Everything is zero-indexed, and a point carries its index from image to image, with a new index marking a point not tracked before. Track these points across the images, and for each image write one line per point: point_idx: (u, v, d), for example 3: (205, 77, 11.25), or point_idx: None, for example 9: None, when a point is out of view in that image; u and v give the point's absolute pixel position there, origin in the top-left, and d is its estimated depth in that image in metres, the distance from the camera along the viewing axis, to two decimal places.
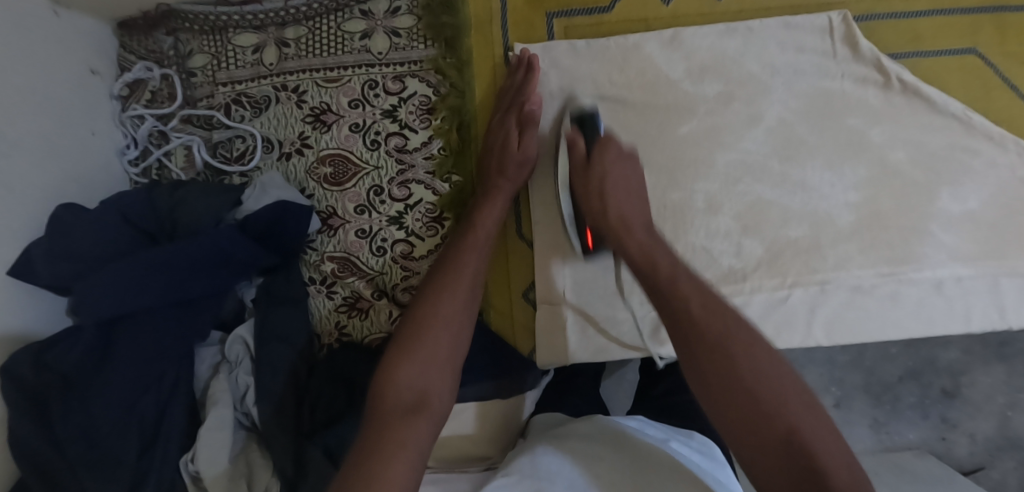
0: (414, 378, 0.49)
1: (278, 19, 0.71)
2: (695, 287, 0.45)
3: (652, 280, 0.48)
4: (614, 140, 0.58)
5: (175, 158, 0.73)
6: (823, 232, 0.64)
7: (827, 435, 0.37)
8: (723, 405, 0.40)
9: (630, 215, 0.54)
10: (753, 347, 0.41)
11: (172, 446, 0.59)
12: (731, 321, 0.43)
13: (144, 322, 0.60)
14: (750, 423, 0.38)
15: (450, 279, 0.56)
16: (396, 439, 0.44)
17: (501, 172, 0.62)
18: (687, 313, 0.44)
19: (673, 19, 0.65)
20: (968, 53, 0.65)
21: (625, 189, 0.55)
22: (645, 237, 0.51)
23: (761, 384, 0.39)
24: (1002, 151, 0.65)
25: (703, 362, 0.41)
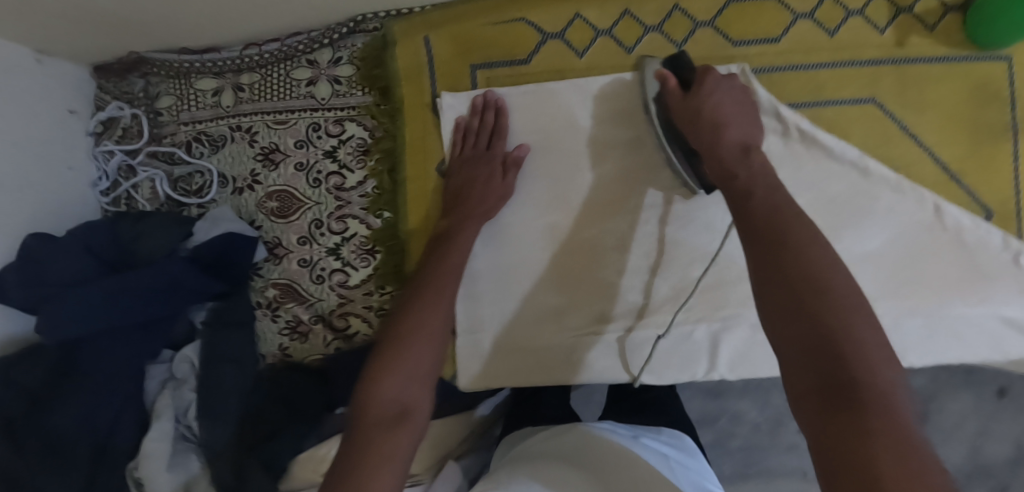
0: (397, 392, 0.54)
1: (234, 67, 0.78)
2: (767, 206, 0.44)
3: (733, 196, 0.47)
4: (711, 71, 0.57)
5: (141, 190, 0.80)
6: (728, 272, 0.67)
7: (872, 344, 0.35)
8: (770, 296, 0.39)
9: (729, 136, 0.52)
10: (816, 250, 0.40)
11: (121, 455, 0.67)
12: (798, 229, 0.41)
13: (100, 343, 0.66)
14: (789, 312, 0.37)
15: (432, 298, 0.61)
16: (383, 448, 0.49)
17: (480, 204, 0.67)
18: (750, 217, 0.44)
19: (587, 70, 0.70)
20: (868, 102, 0.69)
21: (728, 111, 0.55)
22: (732, 153, 0.51)
23: (814, 281, 0.38)
24: (901, 196, 0.68)
25: (758, 256, 0.41)
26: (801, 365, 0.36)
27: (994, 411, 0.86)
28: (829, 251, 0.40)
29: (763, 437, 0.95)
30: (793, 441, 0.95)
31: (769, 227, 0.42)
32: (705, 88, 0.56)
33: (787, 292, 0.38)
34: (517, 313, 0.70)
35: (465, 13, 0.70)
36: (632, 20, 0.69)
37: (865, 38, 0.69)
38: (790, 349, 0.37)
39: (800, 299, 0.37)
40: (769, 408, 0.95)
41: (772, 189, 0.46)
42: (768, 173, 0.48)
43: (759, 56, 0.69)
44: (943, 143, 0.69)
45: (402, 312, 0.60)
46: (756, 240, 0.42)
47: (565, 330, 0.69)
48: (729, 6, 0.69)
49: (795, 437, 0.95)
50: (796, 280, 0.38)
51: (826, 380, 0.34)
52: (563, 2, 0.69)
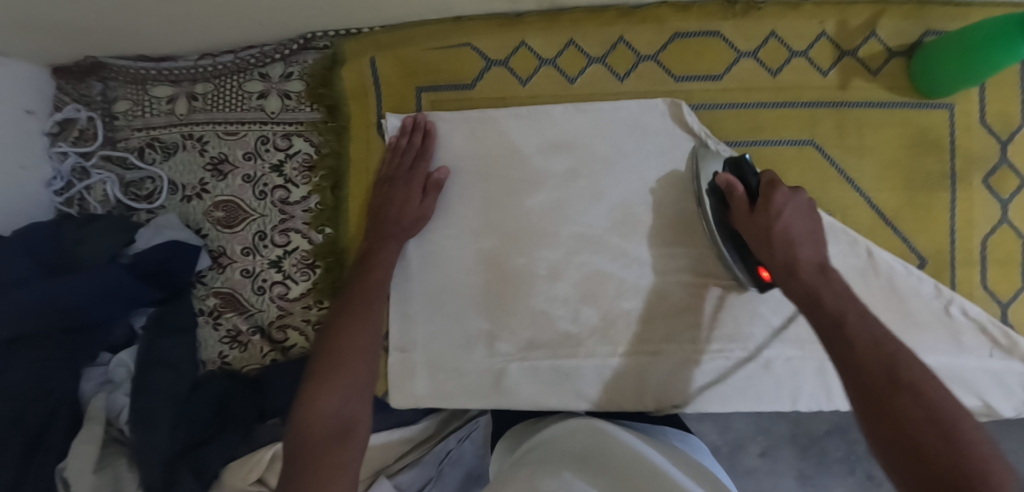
0: (337, 408, 0.57)
1: (190, 76, 0.79)
2: (867, 336, 0.44)
3: (824, 327, 0.47)
4: (778, 182, 0.55)
5: (93, 192, 0.81)
6: (656, 305, 0.69)
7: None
8: (898, 458, 0.38)
9: (804, 257, 0.51)
10: (936, 404, 0.39)
11: (51, 455, 0.66)
12: (904, 368, 0.41)
13: (32, 344, 0.67)
14: (927, 477, 0.36)
15: (362, 314, 0.64)
16: (329, 462, 0.53)
17: (396, 221, 0.68)
18: (850, 349, 0.44)
19: (529, 99, 0.71)
20: (807, 144, 0.70)
21: (797, 231, 0.53)
22: (813, 276, 0.50)
23: (946, 442, 0.37)
24: (833, 240, 0.68)
25: (866, 401, 0.41)
26: None
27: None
28: (940, 394, 0.40)
29: (722, 462, 0.96)
30: (751, 465, 0.96)
31: (868, 366, 0.42)
32: (775, 205, 0.54)
33: (908, 439, 0.38)
34: (447, 335, 0.71)
35: (412, 36, 0.71)
36: (576, 51, 0.70)
37: (808, 79, 0.70)
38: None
39: (921, 446, 0.37)
40: (730, 432, 0.96)
41: (863, 316, 0.46)
42: (854, 300, 0.48)
43: (700, 92, 0.70)
44: (881, 188, 0.69)
45: (330, 331, 0.63)
46: (858, 380, 0.42)
47: (496, 355, 0.71)
48: (673, 41, 0.69)
49: (754, 462, 0.96)
50: (908, 428, 0.38)
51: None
52: (509, 30, 0.70)
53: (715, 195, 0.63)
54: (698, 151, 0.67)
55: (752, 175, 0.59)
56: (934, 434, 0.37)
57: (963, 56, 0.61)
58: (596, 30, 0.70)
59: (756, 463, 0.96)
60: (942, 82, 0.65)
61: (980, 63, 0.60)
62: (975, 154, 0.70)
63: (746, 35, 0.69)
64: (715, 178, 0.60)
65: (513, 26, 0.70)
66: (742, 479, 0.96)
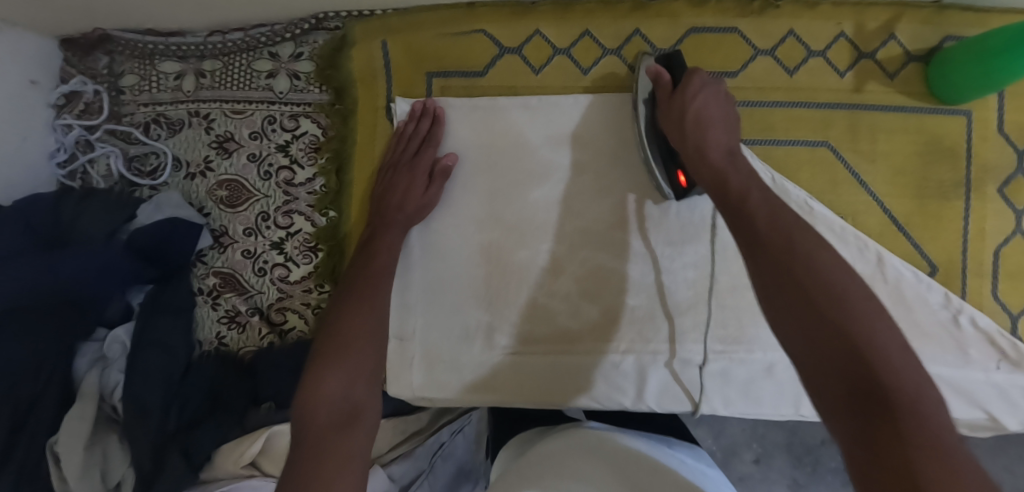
0: (343, 392, 0.56)
1: (198, 52, 0.78)
2: (764, 203, 0.45)
3: (727, 196, 0.48)
4: (699, 72, 0.59)
5: (97, 166, 0.80)
6: (660, 303, 0.68)
7: (887, 341, 0.35)
8: (777, 300, 0.39)
9: (713, 140, 0.54)
10: (814, 249, 0.41)
11: (41, 430, 0.65)
12: (797, 230, 0.42)
13: (23, 318, 0.65)
14: (797, 311, 0.37)
15: (366, 299, 0.63)
16: (336, 447, 0.51)
17: (400, 208, 0.67)
18: (748, 217, 0.44)
19: (540, 89, 0.70)
20: (820, 145, 0.68)
21: (712, 116, 0.56)
22: (720, 157, 0.52)
23: (816, 278, 0.38)
24: (844, 245, 0.67)
25: (759, 257, 0.41)
26: (811, 353, 0.36)
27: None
28: (827, 249, 0.41)
29: None
30: (745, 472, 0.95)
31: (765, 228, 0.43)
32: (692, 88, 0.58)
33: (793, 286, 0.38)
34: (445, 326, 0.70)
35: (423, 20, 0.70)
36: (590, 42, 0.69)
37: (824, 80, 0.68)
38: (795, 340, 0.37)
39: (804, 290, 0.38)
40: (724, 437, 0.95)
41: (765, 191, 0.47)
42: (755, 176, 0.49)
43: None
44: (893, 195, 0.68)
45: (334, 315, 0.62)
46: (752, 239, 0.43)
47: (494, 348, 0.69)
48: (689, 36, 0.68)
49: (748, 468, 0.95)
50: (790, 276, 0.39)
51: (853, 380, 0.33)
52: (523, 18, 0.69)
53: (649, 101, 0.64)
54: (638, 58, 0.67)
55: (680, 67, 0.62)
56: (811, 281, 0.38)
57: (983, 59, 0.60)
58: (611, 23, 0.68)
59: (750, 470, 0.95)
60: (957, 85, 0.64)
61: (997, 68, 0.59)
62: (990, 163, 0.69)
63: (763, 33, 0.68)
64: (644, 70, 0.64)
65: (527, 14, 0.69)
66: (735, 486, 0.94)
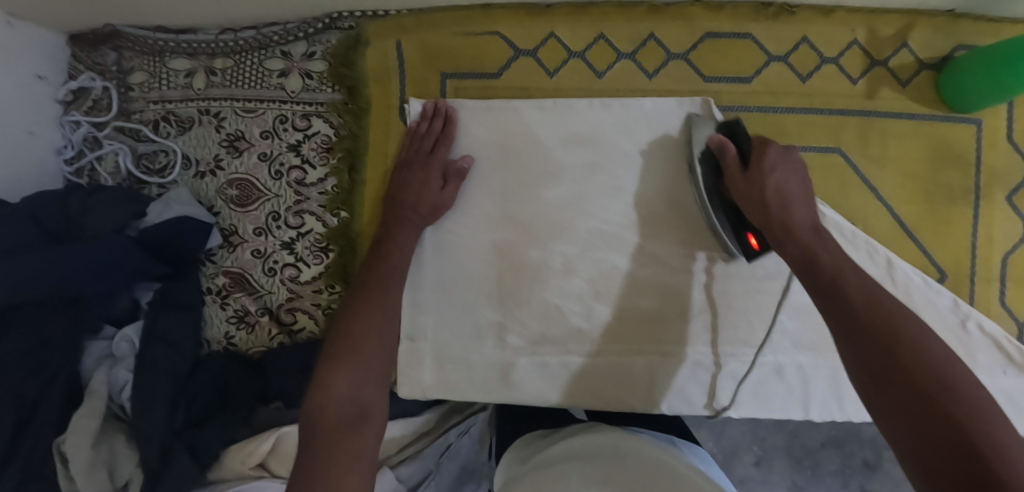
0: (351, 392, 0.55)
1: (209, 50, 0.77)
2: (860, 285, 0.43)
3: (806, 253, 0.48)
4: (772, 142, 0.57)
5: (104, 163, 0.80)
6: (672, 306, 0.68)
7: (988, 412, 0.34)
8: (860, 361, 0.39)
9: (798, 214, 0.52)
10: (916, 335, 0.38)
11: (47, 429, 0.65)
12: (900, 316, 0.40)
13: (31, 314, 0.65)
14: (884, 372, 0.37)
15: (376, 300, 0.63)
16: (344, 448, 0.50)
17: (412, 208, 0.67)
18: (842, 297, 0.43)
19: (554, 91, 0.70)
20: (833, 151, 0.69)
21: (793, 192, 0.53)
22: (806, 233, 0.50)
23: (907, 340, 0.38)
24: (853, 249, 0.67)
25: (855, 340, 0.40)
26: (917, 447, 0.34)
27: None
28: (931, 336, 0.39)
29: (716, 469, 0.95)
30: (745, 474, 0.95)
31: (863, 308, 0.41)
32: (766, 162, 0.55)
33: (898, 372, 0.37)
34: (457, 327, 0.70)
35: (438, 21, 0.70)
36: (605, 45, 0.69)
37: (837, 86, 0.69)
38: (902, 435, 0.35)
39: (910, 380, 0.36)
40: (725, 440, 0.95)
41: (859, 272, 0.45)
42: (845, 255, 0.47)
43: (730, 94, 0.69)
44: (904, 200, 0.69)
45: (344, 315, 0.62)
46: (846, 320, 0.41)
47: (506, 349, 0.69)
48: (704, 41, 0.69)
49: (748, 471, 0.95)
50: (890, 363, 0.37)
51: (946, 441, 0.33)
52: (539, 20, 0.69)
53: (706, 160, 0.64)
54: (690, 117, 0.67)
55: (744, 137, 0.60)
56: (911, 372, 0.36)
57: (988, 67, 0.61)
58: (625, 25, 0.69)
59: (750, 472, 0.95)
60: (965, 92, 0.65)
61: (1010, 74, 0.59)
62: (998, 171, 0.69)
63: (776, 38, 0.68)
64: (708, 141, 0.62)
65: (543, 15, 0.69)
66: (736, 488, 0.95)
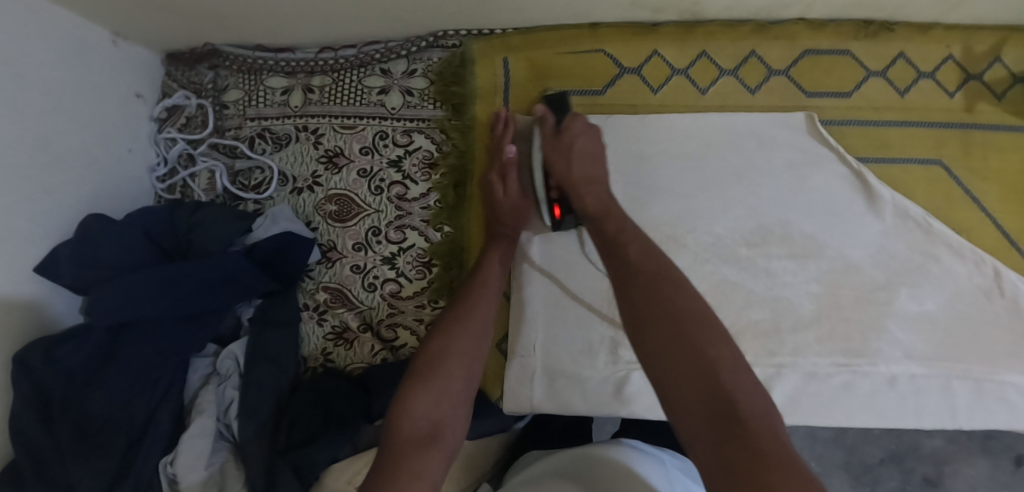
0: (428, 409, 0.51)
1: (307, 68, 0.78)
2: (640, 246, 0.53)
3: (608, 236, 0.55)
4: (578, 116, 0.65)
5: (198, 180, 0.80)
6: (783, 318, 0.68)
7: (738, 370, 0.42)
8: (652, 341, 0.45)
9: (595, 177, 0.61)
10: (681, 293, 0.47)
11: (155, 449, 0.64)
12: (666, 276, 0.49)
13: (147, 332, 0.66)
14: (670, 353, 0.43)
15: (467, 314, 0.59)
16: (409, 468, 0.47)
17: (494, 220, 0.68)
18: (629, 263, 0.51)
19: (659, 107, 0.72)
20: (935, 164, 0.70)
21: (582, 152, 0.62)
22: (595, 197, 0.59)
23: (686, 314, 0.45)
24: (960, 259, 0.69)
25: (639, 297, 0.48)
26: (687, 396, 0.41)
27: (1010, 481, 0.88)
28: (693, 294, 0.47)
29: None
30: None
31: (644, 270, 0.49)
32: (573, 133, 0.63)
33: (670, 326, 0.45)
34: (568, 340, 0.70)
35: (545, 38, 0.71)
36: (709, 63, 0.71)
37: (936, 101, 0.71)
38: (673, 381, 0.42)
39: (678, 331, 0.44)
40: None
41: (638, 234, 0.54)
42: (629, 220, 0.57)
43: (832, 109, 0.71)
44: (1007, 211, 0.70)
45: (438, 330, 0.58)
46: (629, 280, 0.49)
47: (618, 363, 0.69)
48: (805, 57, 0.70)
49: None
50: (665, 320, 0.45)
51: (715, 406, 0.39)
52: (645, 39, 0.70)
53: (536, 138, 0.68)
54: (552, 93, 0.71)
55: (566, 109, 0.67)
56: (671, 325, 0.45)
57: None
58: (729, 44, 0.70)
59: None
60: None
61: None
62: None
63: (875, 55, 0.70)
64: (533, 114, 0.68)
65: (648, 35, 0.70)
66: None
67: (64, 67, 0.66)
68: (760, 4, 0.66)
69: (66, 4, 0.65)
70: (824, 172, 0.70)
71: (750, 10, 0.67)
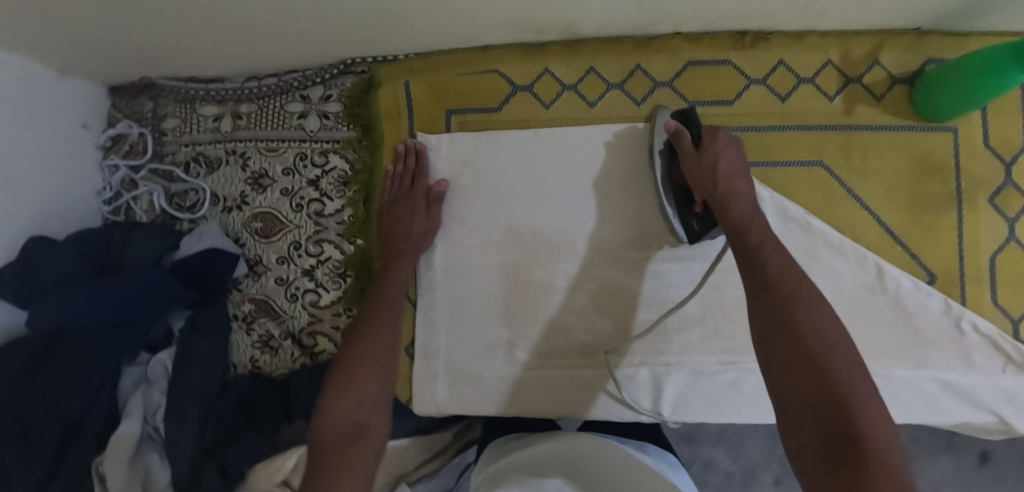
0: (349, 412, 0.56)
1: (235, 96, 0.85)
2: (779, 254, 0.50)
3: (744, 246, 0.52)
4: (721, 129, 0.62)
5: (139, 202, 0.87)
6: (670, 319, 0.72)
7: (868, 395, 0.41)
8: (779, 364, 0.44)
9: (738, 191, 0.57)
10: (815, 308, 0.45)
11: (87, 448, 0.70)
12: (805, 288, 0.46)
13: (80, 340, 0.72)
14: (799, 374, 0.42)
15: (373, 327, 0.64)
16: (342, 467, 0.51)
17: (408, 238, 0.72)
18: (762, 271, 0.49)
19: (551, 121, 0.76)
20: (815, 165, 0.73)
21: (738, 169, 0.59)
22: (744, 205, 0.55)
23: (817, 339, 0.43)
24: (843, 257, 0.71)
25: (772, 311, 0.46)
26: (807, 418, 0.41)
27: (973, 478, 0.89)
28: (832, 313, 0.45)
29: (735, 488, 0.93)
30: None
31: (779, 282, 0.47)
32: (716, 147, 0.60)
33: (802, 348, 0.43)
34: (469, 345, 0.75)
35: (444, 62, 0.77)
36: (596, 78, 0.75)
37: (816, 105, 0.74)
38: (796, 400, 0.42)
39: (807, 351, 0.43)
40: (743, 458, 0.94)
41: (777, 243, 0.51)
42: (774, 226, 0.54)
43: (715, 116, 0.74)
44: (889, 208, 0.73)
45: (349, 342, 0.63)
46: (763, 290, 0.47)
47: (516, 364, 0.73)
48: (687, 69, 0.74)
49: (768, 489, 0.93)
50: (796, 338, 0.44)
51: (835, 436, 0.39)
52: (534, 58, 0.75)
53: (663, 152, 0.69)
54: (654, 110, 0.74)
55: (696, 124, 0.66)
56: (792, 342, 0.43)
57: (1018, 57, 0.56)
58: (614, 59, 0.75)
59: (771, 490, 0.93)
60: (931, 91, 0.69)
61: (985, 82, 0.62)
62: (978, 177, 0.73)
63: (754, 64, 0.74)
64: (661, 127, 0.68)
65: (538, 54, 0.75)
66: None
67: (15, 106, 0.73)
68: (631, 23, 0.70)
69: (32, 50, 0.72)
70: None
71: (627, 27, 0.71)
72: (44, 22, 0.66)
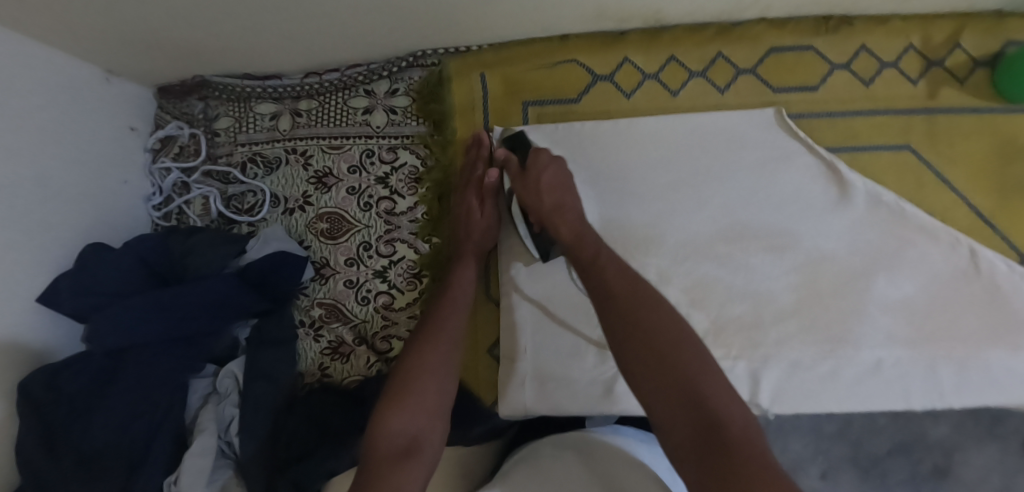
0: (405, 424, 0.52)
1: (294, 93, 0.81)
2: (614, 268, 0.57)
3: (583, 261, 0.60)
4: (544, 150, 0.69)
5: (193, 206, 0.83)
6: (765, 310, 0.70)
7: (712, 383, 0.47)
8: (641, 365, 0.49)
9: (568, 205, 0.65)
10: (651, 312, 0.52)
11: (156, 472, 0.63)
12: (624, 295, 0.54)
13: (146, 356, 0.66)
14: (653, 370, 0.48)
15: (429, 336, 0.60)
16: (392, 480, 0.47)
17: (467, 238, 0.70)
18: (602, 283, 0.56)
19: (633, 111, 0.75)
20: (903, 148, 0.73)
21: (559, 185, 0.66)
22: (574, 223, 0.63)
23: (663, 338, 0.50)
24: (935, 241, 0.70)
25: (617, 318, 0.52)
26: (670, 412, 0.45)
27: None
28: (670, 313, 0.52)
29: None
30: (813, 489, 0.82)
31: (617, 294, 0.54)
32: (539, 166, 0.67)
33: (641, 345, 0.50)
34: (557, 345, 0.72)
35: (517, 55, 0.75)
36: (677, 66, 0.74)
37: (899, 89, 0.73)
38: (654, 395, 0.47)
39: (657, 350, 0.49)
40: (790, 453, 0.82)
41: (604, 255, 0.59)
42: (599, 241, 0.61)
43: (799, 103, 0.73)
44: (976, 190, 0.72)
45: (408, 350, 0.59)
46: (610, 297, 0.55)
47: (607, 362, 0.71)
48: (769, 56, 0.73)
49: None
50: (637, 339, 0.50)
51: (702, 422, 0.44)
52: (614, 47, 0.74)
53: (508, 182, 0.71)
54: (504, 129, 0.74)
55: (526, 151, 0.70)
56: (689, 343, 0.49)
57: None
58: (696, 47, 0.73)
59: None
60: (1015, 70, 0.69)
61: None
62: None
63: (836, 49, 0.73)
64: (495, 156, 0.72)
65: (617, 43, 0.73)
66: None
67: (61, 106, 0.69)
68: (719, 9, 0.68)
69: (59, 45, 0.67)
70: (794, 165, 0.72)
71: (712, 14, 0.70)
72: (98, 15, 0.62)
